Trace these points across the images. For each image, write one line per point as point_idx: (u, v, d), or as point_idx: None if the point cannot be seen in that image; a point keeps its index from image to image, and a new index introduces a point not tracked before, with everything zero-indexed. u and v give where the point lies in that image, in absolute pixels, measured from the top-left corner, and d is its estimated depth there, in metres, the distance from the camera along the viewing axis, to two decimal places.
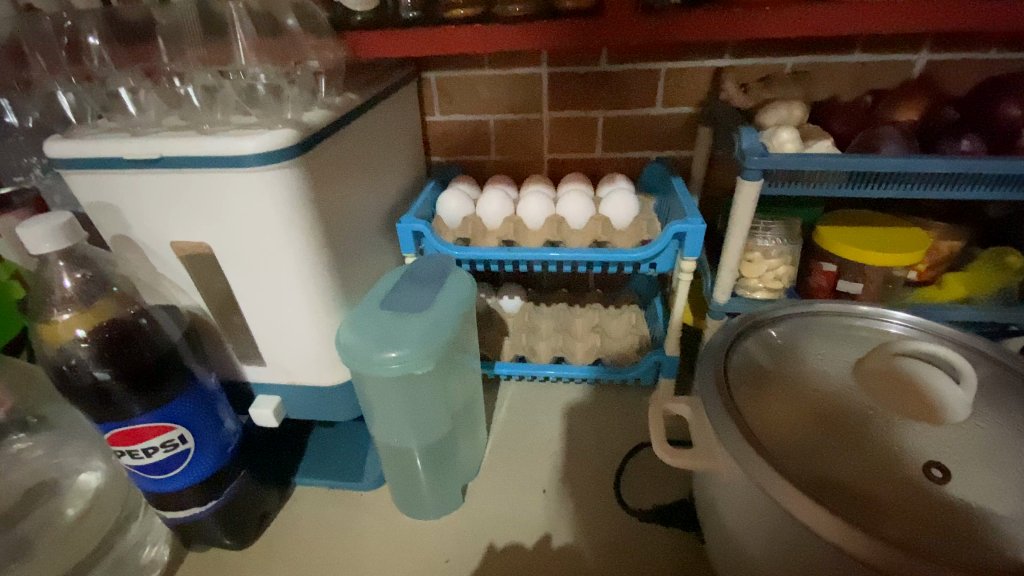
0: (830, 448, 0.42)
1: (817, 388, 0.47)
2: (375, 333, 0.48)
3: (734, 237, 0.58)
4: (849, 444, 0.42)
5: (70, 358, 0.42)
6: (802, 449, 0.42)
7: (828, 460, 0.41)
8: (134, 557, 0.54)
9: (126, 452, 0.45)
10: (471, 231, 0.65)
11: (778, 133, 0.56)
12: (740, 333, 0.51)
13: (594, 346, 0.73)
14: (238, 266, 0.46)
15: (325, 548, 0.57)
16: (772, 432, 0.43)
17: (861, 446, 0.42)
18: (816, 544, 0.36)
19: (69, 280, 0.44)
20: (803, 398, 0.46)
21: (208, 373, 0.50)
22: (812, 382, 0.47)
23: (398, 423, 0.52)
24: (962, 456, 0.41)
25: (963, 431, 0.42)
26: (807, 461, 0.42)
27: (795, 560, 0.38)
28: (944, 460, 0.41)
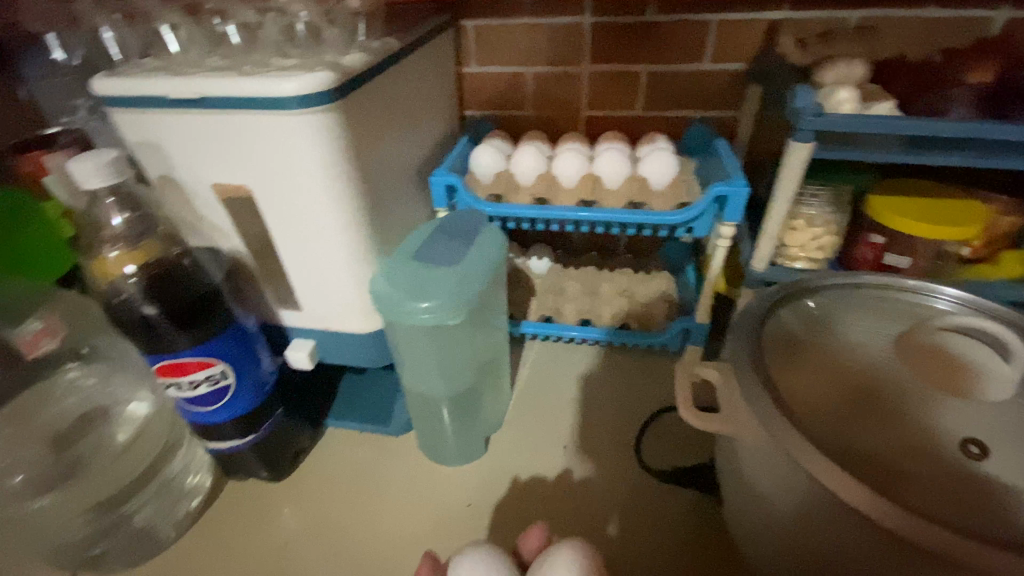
0: (862, 422, 0.42)
1: (854, 361, 0.46)
2: (408, 283, 0.49)
3: (779, 202, 0.56)
4: (882, 418, 0.42)
5: (119, 293, 0.44)
6: (833, 421, 0.42)
7: (858, 433, 0.41)
8: (179, 482, 0.57)
9: (172, 384, 0.47)
10: (504, 187, 0.64)
11: (836, 93, 0.53)
12: (777, 301, 0.49)
13: (622, 309, 0.72)
14: (277, 211, 0.47)
15: (354, 485, 0.60)
16: (803, 402, 0.42)
17: (895, 421, 0.41)
18: (840, 511, 0.36)
19: (119, 218, 0.45)
20: (838, 371, 0.45)
21: (247, 316, 0.52)
22: (848, 355, 0.46)
23: (427, 372, 0.54)
24: (1001, 433, 0.40)
25: (1007, 410, 0.40)
26: (836, 432, 0.41)
27: (817, 526, 0.38)
28: (983, 437, 0.40)
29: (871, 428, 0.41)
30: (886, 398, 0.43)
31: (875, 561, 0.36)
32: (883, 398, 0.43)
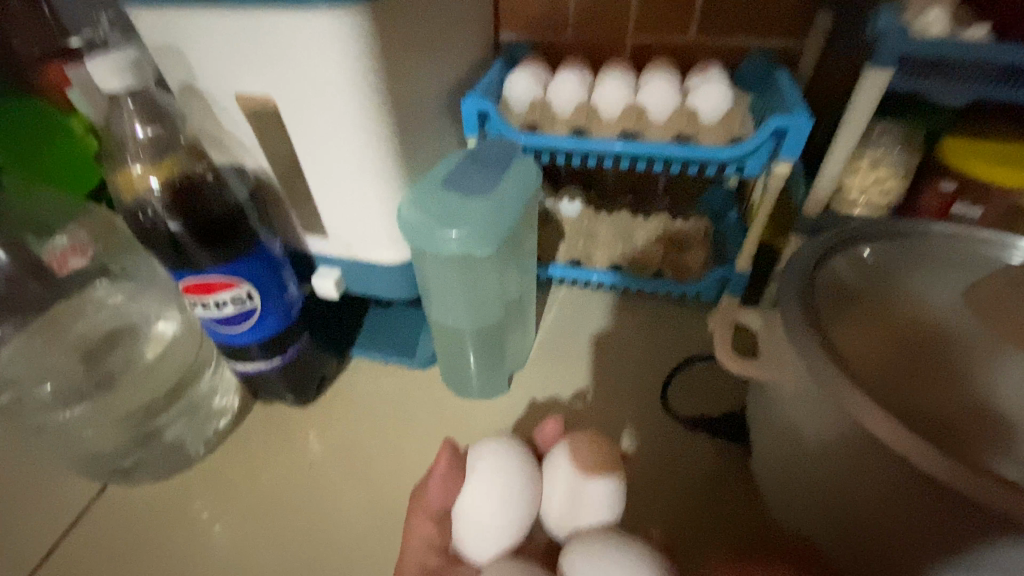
0: (897, 378, 0.45)
1: (899, 317, 0.47)
2: (436, 209, 0.46)
3: (843, 141, 0.51)
4: (915, 373, 0.45)
5: (145, 207, 0.43)
6: (870, 371, 0.45)
7: (891, 387, 0.44)
8: (206, 403, 0.58)
9: (199, 303, 0.47)
10: (541, 115, 0.60)
11: (926, 13, 0.47)
12: (831, 248, 0.46)
13: (656, 255, 0.69)
14: (305, 127, 0.45)
15: (378, 414, 0.60)
16: (850, 354, 0.44)
17: (925, 376, 0.45)
18: (895, 462, 0.34)
19: (141, 128, 0.43)
20: (884, 326, 0.46)
21: (273, 239, 0.51)
22: (897, 311, 0.47)
23: (455, 305, 0.52)
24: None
25: None
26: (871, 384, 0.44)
27: (855, 475, 0.37)
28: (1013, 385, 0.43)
29: (906, 379, 0.45)
30: (930, 351, 0.46)
31: (928, 513, 0.34)
32: (927, 351, 0.46)
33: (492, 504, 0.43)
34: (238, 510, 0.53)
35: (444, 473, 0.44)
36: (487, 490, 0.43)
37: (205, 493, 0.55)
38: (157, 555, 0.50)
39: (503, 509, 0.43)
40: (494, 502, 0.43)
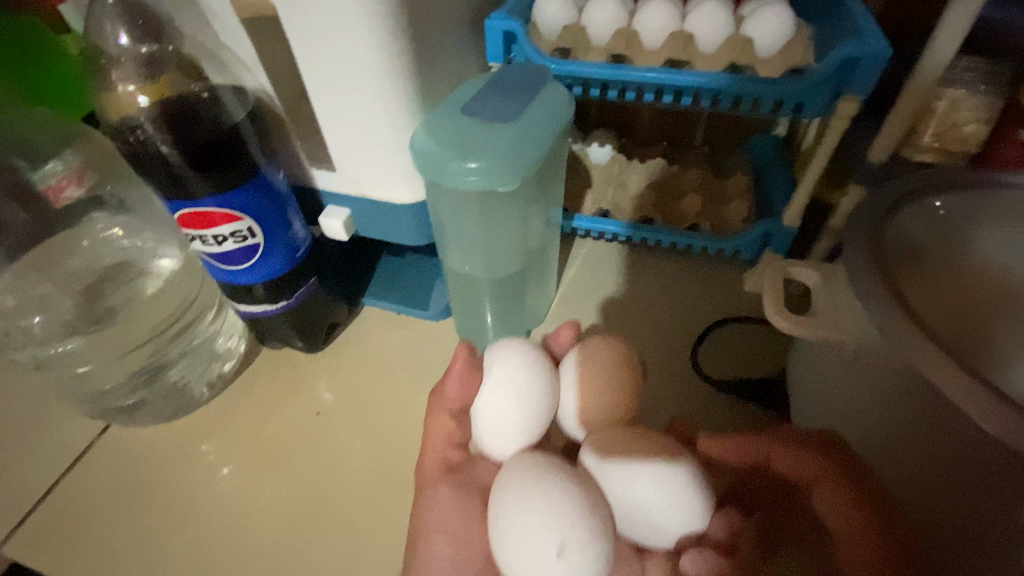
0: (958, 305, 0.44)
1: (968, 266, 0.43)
2: (454, 139, 0.41)
3: (925, 74, 0.44)
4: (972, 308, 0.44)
5: (136, 128, 0.39)
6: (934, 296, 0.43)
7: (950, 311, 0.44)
8: (209, 346, 0.56)
9: (198, 237, 0.43)
10: (574, 42, 0.53)
11: None
12: (899, 199, 0.40)
13: (693, 208, 0.63)
14: (309, 38, 0.39)
15: (389, 365, 0.57)
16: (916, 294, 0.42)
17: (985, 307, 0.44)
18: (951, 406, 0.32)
19: (127, 38, 0.38)
20: (952, 273, 0.43)
21: (276, 171, 0.46)
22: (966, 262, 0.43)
23: (472, 249, 0.48)
24: None
25: None
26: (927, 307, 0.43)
27: (918, 422, 0.35)
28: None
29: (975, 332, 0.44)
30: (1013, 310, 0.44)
31: (981, 456, 0.32)
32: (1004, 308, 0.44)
33: (512, 406, 0.41)
34: (246, 452, 0.52)
35: (462, 371, 0.44)
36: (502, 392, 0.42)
37: (211, 435, 0.53)
38: (164, 492, 0.50)
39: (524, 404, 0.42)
40: (513, 399, 0.41)
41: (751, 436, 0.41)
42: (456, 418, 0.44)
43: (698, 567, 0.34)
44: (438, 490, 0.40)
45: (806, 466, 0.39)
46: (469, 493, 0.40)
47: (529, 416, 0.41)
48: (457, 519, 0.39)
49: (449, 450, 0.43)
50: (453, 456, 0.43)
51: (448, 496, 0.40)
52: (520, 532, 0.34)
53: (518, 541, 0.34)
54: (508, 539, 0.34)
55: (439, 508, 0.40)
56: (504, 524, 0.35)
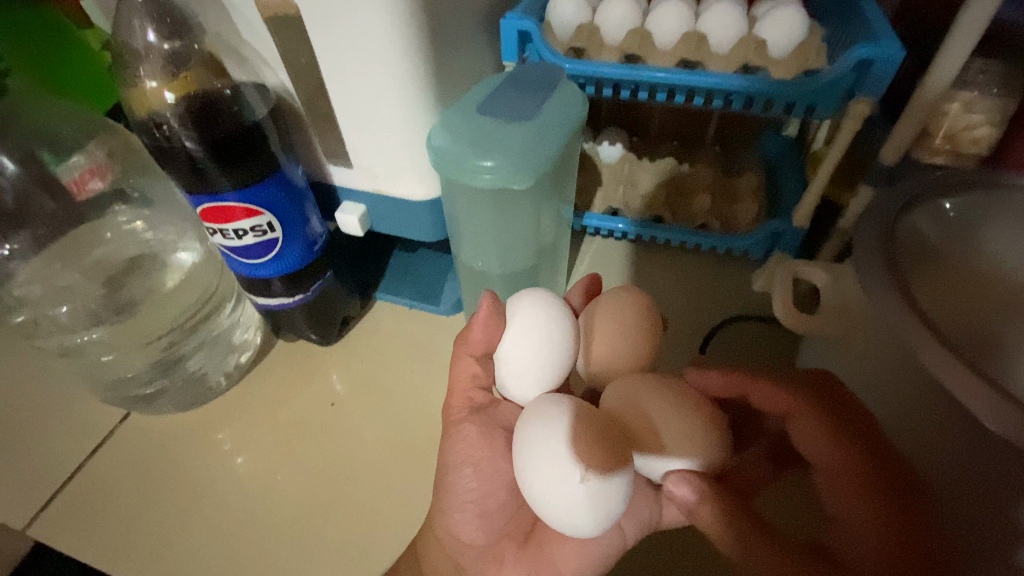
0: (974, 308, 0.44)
1: (979, 268, 0.44)
2: (470, 136, 0.42)
3: (939, 76, 0.44)
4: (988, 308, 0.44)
5: (161, 122, 0.40)
6: (948, 300, 0.44)
7: (967, 314, 0.44)
8: (227, 336, 0.57)
9: (218, 231, 0.45)
10: (588, 41, 0.53)
11: None
12: (910, 202, 0.41)
13: (703, 207, 0.63)
14: (329, 37, 0.40)
15: (401, 359, 0.58)
16: (930, 297, 0.43)
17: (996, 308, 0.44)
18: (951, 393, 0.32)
19: (153, 35, 0.40)
20: (965, 273, 0.44)
21: (295, 166, 0.47)
22: (979, 263, 0.43)
23: (485, 244, 0.49)
24: None
25: None
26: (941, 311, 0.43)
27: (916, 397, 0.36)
28: None
29: (986, 332, 0.44)
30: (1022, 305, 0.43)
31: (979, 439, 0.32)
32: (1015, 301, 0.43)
33: (528, 361, 0.43)
34: (261, 440, 0.53)
35: (486, 320, 0.42)
36: (518, 347, 0.43)
37: (226, 424, 0.54)
38: (181, 477, 0.51)
39: (540, 360, 0.43)
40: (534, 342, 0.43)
41: (736, 372, 0.43)
42: (479, 361, 0.44)
43: (681, 489, 0.36)
44: (464, 428, 0.43)
45: (786, 400, 0.41)
46: (493, 429, 0.44)
47: (547, 369, 0.43)
48: (483, 453, 0.43)
49: (473, 391, 0.45)
50: (477, 398, 0.45)
51: (475, 436, 0.43)
52: (544, 468, 0.37)
53: (543, 476, 0.37)
54: (533, 472, 0.38)
55: (466, 445, 0.43)
56: (528, 464, 0.38)
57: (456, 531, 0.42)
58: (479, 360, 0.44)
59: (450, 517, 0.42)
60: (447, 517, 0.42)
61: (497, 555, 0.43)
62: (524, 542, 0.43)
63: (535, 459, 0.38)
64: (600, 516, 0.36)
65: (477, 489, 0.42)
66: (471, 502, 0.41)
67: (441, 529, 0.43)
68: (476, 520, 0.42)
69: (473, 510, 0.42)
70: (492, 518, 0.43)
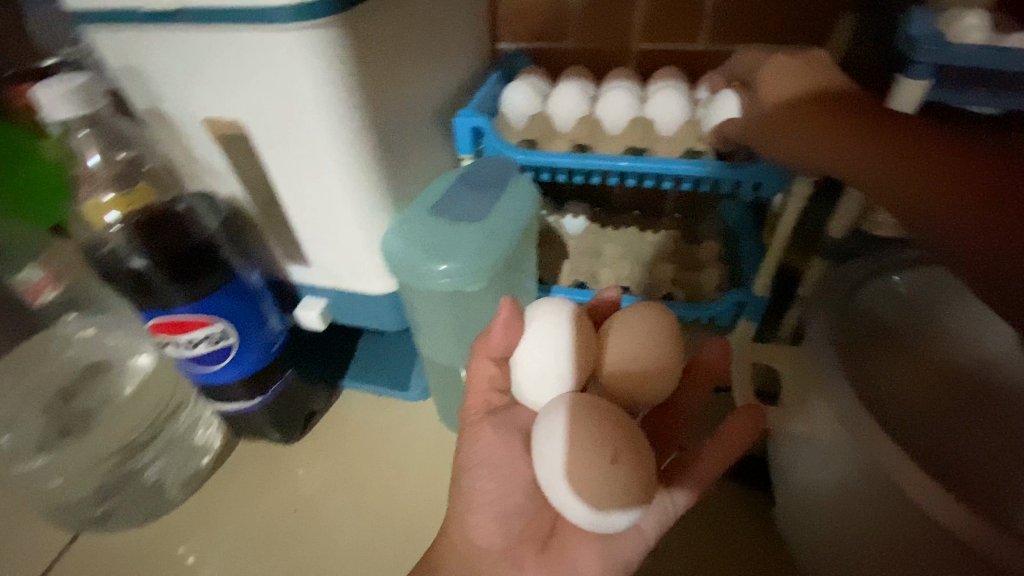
0: (944, 426, 0.41)
1: (932, 362, 0.44)
2: (423, 241, 0.43)
3: None
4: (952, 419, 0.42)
5: (105, 243, 0.40)
6: (912, 409, 0.42)
7: (937, 433, 0.41)
8: (186, 440, 0.55)
9: (171, 342, 0.43)
10: (539, 131, 0.56)
11: (963, 17, 0.42)
12: (862, 276, 0.43)
13: (665, 277, 0.64)
14: (277, 153, 0.41)
15: (371, 451, 0.56)
16: (883, 394, 0.42)
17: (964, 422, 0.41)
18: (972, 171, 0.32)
19: (97, 157, 0.40)
20: (922, 369, 0.43)
21: (250, 269, 0.47)
22: (932, 354, 0.44)
23: (442, 338, 0.50)
24: None
25: None
26: (902, 420, 0.41)
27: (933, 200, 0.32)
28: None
29: (971, 462, 0.40)
30: (992, 402, 0.41)
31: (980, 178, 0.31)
32: (992, 400, 0.41)
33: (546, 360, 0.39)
34: (222, 549, 0.50)
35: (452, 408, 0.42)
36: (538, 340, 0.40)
37: (187, 536, 0.51)
38: None
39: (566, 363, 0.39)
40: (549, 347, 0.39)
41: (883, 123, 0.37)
42: (497, 364, 0.41)
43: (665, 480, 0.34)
44: (479, 429, 0.39)
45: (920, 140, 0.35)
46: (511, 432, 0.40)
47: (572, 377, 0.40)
48: (499, 453, 0.39)
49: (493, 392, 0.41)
50: (495, 400, 0.41)
51: (491, 437, 0.39)
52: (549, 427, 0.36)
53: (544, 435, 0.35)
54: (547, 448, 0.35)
55: (483, 446, 0.39)
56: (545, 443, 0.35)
57: (470, 538, 0.38)
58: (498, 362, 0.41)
59: (464, 521, 0.39)
60: (464, 522, 0.39)
61: (516, 561, 0.38)
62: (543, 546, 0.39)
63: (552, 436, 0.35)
64: (596, 487, 0.33)
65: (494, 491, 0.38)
66: (489, 503, 0.38)
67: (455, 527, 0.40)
68: (493, 524, 0.38)
69: (490, 512, 0.38)
70: (510, 520, 0.38)
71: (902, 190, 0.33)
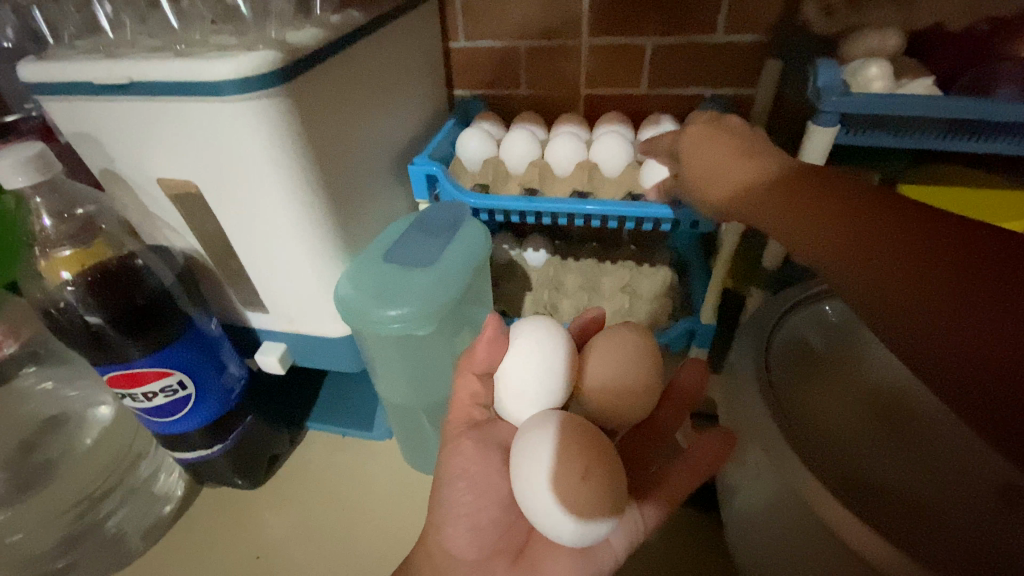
0: (875, 450, 0.43)
1: (861, 387, 0.47)
2: (376, 287, 0.45)
3: None
4: (884, 441, 0.44)
5: (58, 301, 0.41)
6: (844, 434, 0.44)
7: (870, 458, 0.43)
8: (148, 488, 0.55)
9: (127, 395, 0.44)
10: (492, 175, 0.58)
11: (866, 69, 0.47)
12: (791, 306, 0.46)
13: (621, 308, 0.67)
14: (228, 209, 0.42)
15: (338, 491, 0.57)
16: (814, 421, 0.45)
17: (895, 445, 0.44)
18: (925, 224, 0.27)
19: (49, 219, 0.41)
20: (852, 393, 0.47)
21: (208, 319, 0.48)
22: (860, 378, 0.47)
23: (398, 379, 0.51)
24: (986, 498, 0.40)
25: (988, 475, 0.41)
26: (837, 449, 0.43)
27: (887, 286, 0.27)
28: (978, 495, 0.40)
29: (897, 483, 0.42)
30: (906, 421, 0.45)
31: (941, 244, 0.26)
32: (906, 419, 0.45)
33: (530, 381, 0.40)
34: None
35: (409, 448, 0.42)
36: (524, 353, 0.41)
37: None
38: None
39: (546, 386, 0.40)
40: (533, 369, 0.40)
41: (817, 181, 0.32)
42: (481, 379, 0.40)
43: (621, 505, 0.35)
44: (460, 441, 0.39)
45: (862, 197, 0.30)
46: (491, 447, 0.40)
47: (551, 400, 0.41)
48: (479, 467, 0.38)
49: (474, 407, 0.41)
50: (477, 414, 0.41)
51: (472, 449, 0.39)
52: (526, 438, 0.37)
53: (522, 446, 0.37)
54: (524, 468, 0.36)
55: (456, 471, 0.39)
56: (522, 464, 0.36)
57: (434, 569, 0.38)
58: (481, 377, 0.40)
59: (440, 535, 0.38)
60: (442, 531, 0.39)
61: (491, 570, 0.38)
62: (517, 557, 0.39)
63: (528, 455, 0.36)
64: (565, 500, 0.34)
65: (471, 503, 0.38)
66: (456, 528, 0.38)
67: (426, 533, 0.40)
68: (467, 534, 0.38)
69: (466, 523, 0.38)
70: (485, 533, 0.39)
71: (885, 288, 0.27)
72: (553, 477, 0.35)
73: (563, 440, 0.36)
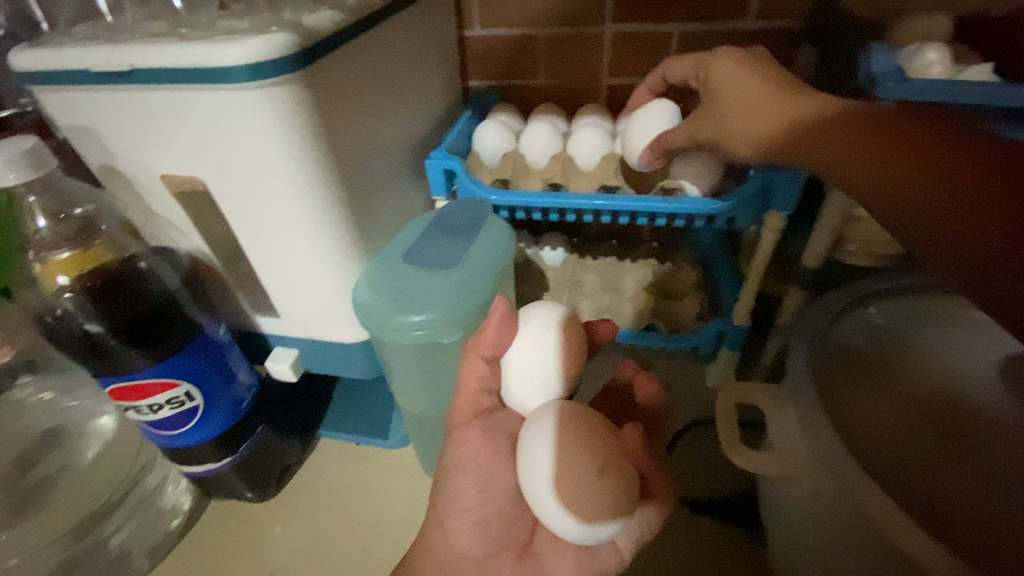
0: (939, 464, 0.40)
1: (919, 389, 0.44)
2: (395, 291, 0.42)
3: None
4: (951, 456, 0.40)
5: (55, 308, 0.38)
6: (908, 446, 0.41)
7: (936, 476, 0.39)
8: (154, 503, 0.53)
9: (131, 408, 0.41)
10: (512, 169, 0.55)
11: (920, 54, 0.44)
12: (840, 309, 0.43)
13: (647, 308, 0.63)
14: (235, 207, 0.39)
15: (353, 503, 0.54)
16: (872, 433, 0.41)
17: (968, 456, 0.40)
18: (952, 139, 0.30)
19: (44, 220, 0.39)
20: (909, 401, 0.43)
21: (217, 325, 0.45)
22: (916, 379, 0.44)
23: (415, 387, 0.49)
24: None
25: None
26: (897, 471, 0.39)
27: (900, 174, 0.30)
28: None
29: (966, 502, 0.38)
30: (971, 429, 0.41)
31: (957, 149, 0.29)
32: (974, 431, 0.41)
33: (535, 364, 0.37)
34: None
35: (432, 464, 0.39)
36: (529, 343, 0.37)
37: None
38: None
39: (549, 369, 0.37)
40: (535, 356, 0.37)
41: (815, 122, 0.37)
42: (490, 364, 0.36)
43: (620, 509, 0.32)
44: (466, 433, 0.36)
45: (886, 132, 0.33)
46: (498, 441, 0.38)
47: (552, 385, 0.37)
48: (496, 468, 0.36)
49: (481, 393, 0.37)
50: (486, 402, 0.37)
51: None
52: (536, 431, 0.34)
53: (528, 438, 0.33)
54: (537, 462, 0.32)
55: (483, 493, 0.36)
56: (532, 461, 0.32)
57: None
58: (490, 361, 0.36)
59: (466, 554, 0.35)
60: (450, 534, 0.36)
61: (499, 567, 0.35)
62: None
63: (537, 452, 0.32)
64: (584, 508, 0.30)
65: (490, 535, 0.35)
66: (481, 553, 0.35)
67: (442, 551, 0.36)
68: (473, 530, 0.35)
69: (472, 522, 0.35)
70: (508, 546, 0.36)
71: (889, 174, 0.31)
72: (571, 485, 0.31)
73: (580, 438, 0.32)
